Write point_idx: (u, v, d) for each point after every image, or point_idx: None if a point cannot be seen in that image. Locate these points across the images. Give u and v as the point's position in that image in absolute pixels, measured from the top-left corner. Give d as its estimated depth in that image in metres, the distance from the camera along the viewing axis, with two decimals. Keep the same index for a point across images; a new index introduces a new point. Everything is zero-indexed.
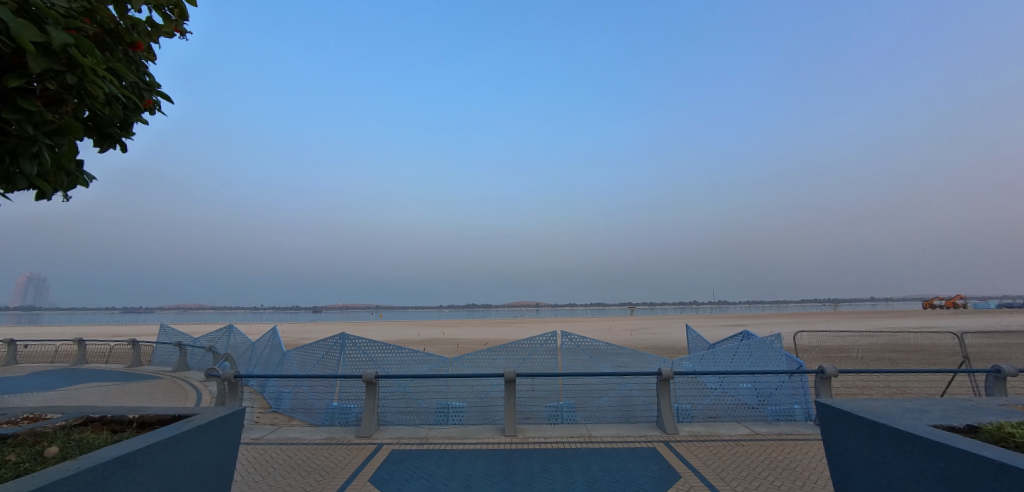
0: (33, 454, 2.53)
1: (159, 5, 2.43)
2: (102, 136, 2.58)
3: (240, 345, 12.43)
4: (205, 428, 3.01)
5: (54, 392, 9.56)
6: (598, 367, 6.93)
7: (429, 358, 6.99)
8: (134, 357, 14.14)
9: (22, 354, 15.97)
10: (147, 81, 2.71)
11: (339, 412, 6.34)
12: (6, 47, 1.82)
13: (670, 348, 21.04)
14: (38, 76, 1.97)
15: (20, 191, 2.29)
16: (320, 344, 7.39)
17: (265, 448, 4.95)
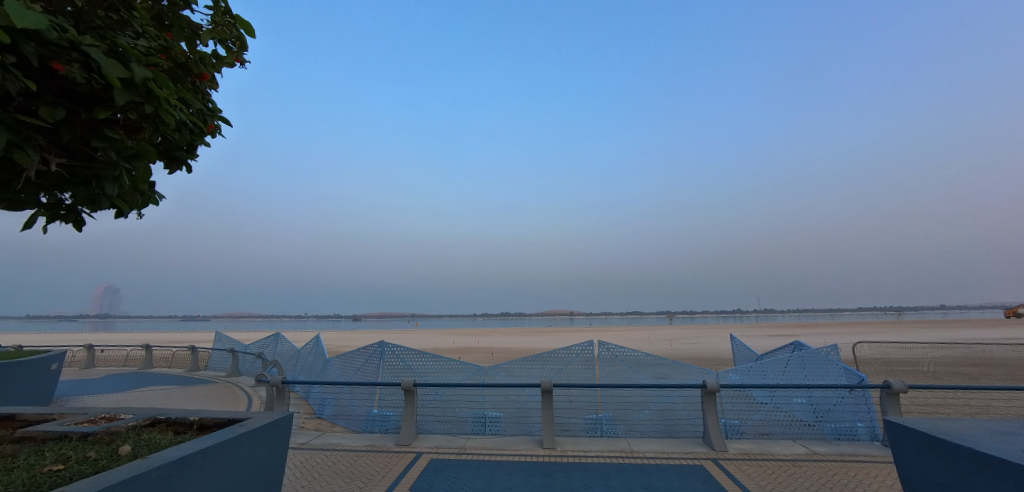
0: (110, 452, 2.75)
1: (223, 38, 2.63)
2: (171, 159, 2.82)
3: (287, 352, 13.04)
4: (257, 432, 3.16)
5: (124, 395, 10.35)
6: (637, 378, 6.73)
7: (465, 367, 7.03)
8: (192, 362, 15.11)
9: (98, 359, 17.48)
10: (213, 109, 2.94)
11: (378, 419, 6.48)
12: (97, 83, 2.04)
13: (714, 358, 20.11)
14: (121, 108, 2.19)
15: (104, 211, 2.54)
16: (361, 351, 7.65)
17: (310, 453, 5.13)
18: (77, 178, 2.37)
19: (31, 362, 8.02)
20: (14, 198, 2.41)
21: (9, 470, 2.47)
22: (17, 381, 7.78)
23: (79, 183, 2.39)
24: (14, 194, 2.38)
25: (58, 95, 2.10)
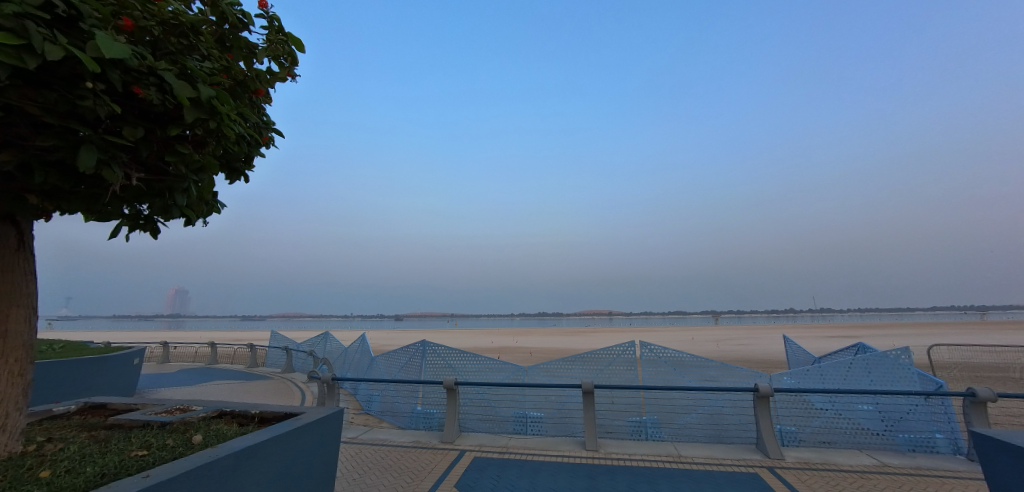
0: (185, 440, 3.01)
1: (276, 55, 2.80)
2: (231, 171, 3.05)
3: (335, 350, 13.72)
4: (312, 426, 3.33)
5: (194, 388, 11.28)
6: (683, 380, 6.48)
7: (505, 366, 7.08)
8: (252, 359, 16.22)
9: (172, 354, 19.16)
10: (267, 122, 3.14)
11: (422, 416, 6.65)
12: (170, 103, 2.24)
13: (765, 360, 19.03)
14: (189, 125, 2.38)
15: (175, 219, 2.79)
16: (404, 350, 7.90)
17: (360, 447, 5.35)
18: (152, 190, 2.60)
19: (117, 357, 8.94)
20: (102, 209, 2.69)
21: (103, 454, 2.76)
22: (106, 373, 8.70)
23: (155, 195, 2.63)
24: (102, 206, 2.65)
25: (138, 116, 2.33)
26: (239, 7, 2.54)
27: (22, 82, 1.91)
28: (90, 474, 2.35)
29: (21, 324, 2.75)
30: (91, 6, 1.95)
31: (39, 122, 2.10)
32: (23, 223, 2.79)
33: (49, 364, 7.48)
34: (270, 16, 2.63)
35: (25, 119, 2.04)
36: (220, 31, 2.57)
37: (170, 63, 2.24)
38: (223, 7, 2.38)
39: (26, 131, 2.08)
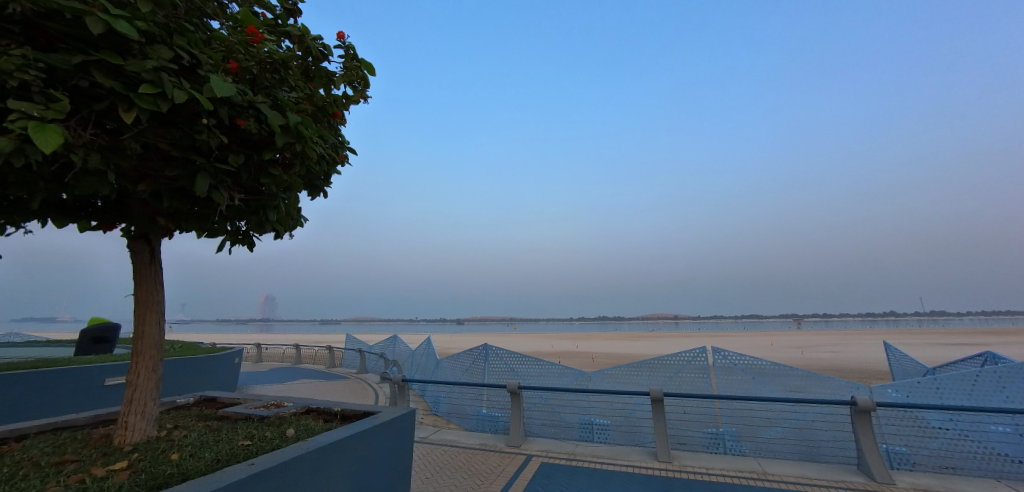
0: (281, 433, 3.34)
1: (351, 80, 3.04)
2: (312, 188, 3.37)
3: (404, 353, 14.46)
4: (388, 424, 3.54)
5: (283, 386, 12.47)
6: (765, 391, 5.96)
7: (567, 371, 7.02)
8: (331, 360, 17.61)
9: (264, 355, 21.35)
10: (342, 142, 3.42)
11: (488, 419, 6.77)
12: (265, 131, 2.54)
13: (862, 370, 16.95)
14: (279, 150, 2.68)
15: (267, 233, 3.14)
16: (468, 354, 8.17)
17: (431, 447, 5.57)
18: (250, 209, 2.94)
19: (222, 356, 10.16)
20: (211, 227, 3.09)
21: (216, 441, 3.15)
22: (215, 371, 9.94)
23: (252, 212, 2.98)
24: (211, 224, 3.05)
25: (240, 144, 2.66)
26: (320, 40, 2.80)
27: (155, 123, 2.27)
28: (208, 459, 2.68)
29: (154, 327, 3.24)
30: (206, 54, 2.26)
31: (167, 155, 2.48)
32: (153, 241, 3.29)
33: (171, 362, 8.67)
34: (346, 46, 2.87)
35: (157, 154, 2.42)
36: (305, 64, 2.86)
37: (266, 97, 2.53)
38: (308, 43, 2.65)
39: (158, 164, 2.46)
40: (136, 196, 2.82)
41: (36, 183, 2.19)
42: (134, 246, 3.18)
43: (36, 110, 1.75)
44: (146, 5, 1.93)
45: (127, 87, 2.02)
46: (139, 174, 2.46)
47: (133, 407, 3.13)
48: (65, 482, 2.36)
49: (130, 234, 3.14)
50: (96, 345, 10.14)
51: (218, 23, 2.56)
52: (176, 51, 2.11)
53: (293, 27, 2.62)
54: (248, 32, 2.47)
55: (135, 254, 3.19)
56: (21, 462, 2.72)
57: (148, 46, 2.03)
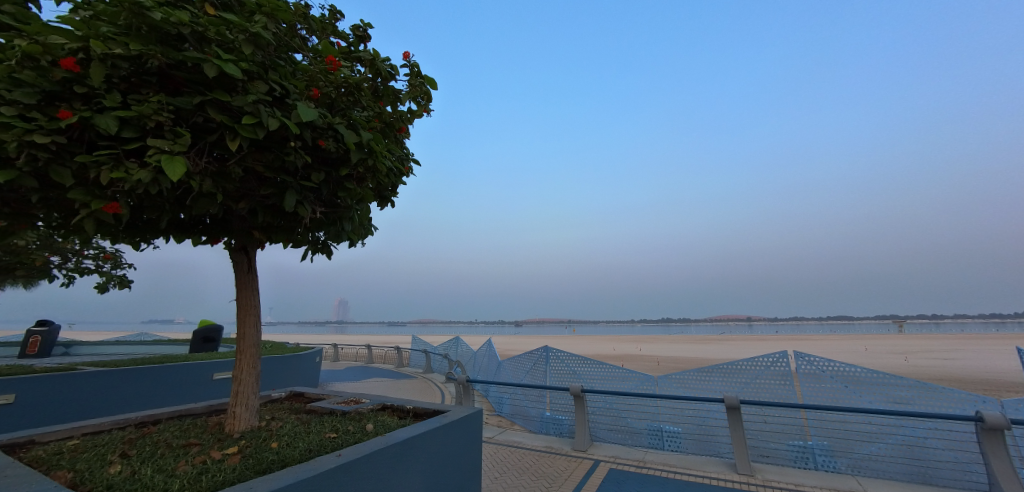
0: (363, 427, 3.61)
1: (415, 95, 3.22)
2: (381, 199, 3.61)
3: (466, 354, 14.91)
4: (458, 424, 3.67)
5: (358, 384, 13.39)
6: (862, 402, 5.26)
7: (632, 375, 6.80)
8: (399, 360, 18.62)
9: (340, 355, 23.08)
10: (408, 154, 3.63)
11: (552, 422, 6.74)
12: (340, 148, 2.76)
13: (986, 381, 14.54)
14: (354, 166, 2.91)
15: (342, 242, 3.41)
16: (529, 356, 8.23)
17: (497, 447, 5.69)
18: (329, 220, 3.22)
19: (305, 356, 11.18)
20: (296, 238, 3.41)
21: (307, 433, 3.48)
22: (300, 368, 10.95)
23: (330, 224, 3.26)
24: (296, 235, 3.38)
25: (321, 162, 2.92)
26: (388, 61, 3.01)
27: (253, 149, 2.57)
28: (303, 448, 2.97)
29: (253, 329, 3.66)
30: (293, 84, 2.53)
31: (262, 176, 2.80)
32: (250, 252, 3.72)
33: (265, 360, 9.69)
34: (411, 64, 3.05)
35: (254, 176, 2.74)
36: (375, 85, 3.08)
37: (342, 118, 2.77)
38: (378, 65, 2.86)
39: (255, 184, 2.79)
40: (237, 214, 3.20)
41: (163, 206, 2.57)
42: (235, 257, 3.62)
43: (167, 145, 2.08)
44: (248, 47, 2.21)
45: (233, 119, 2.32)
46: (240, 194, 2.79)
47: (239, 400, 3.57)
48: (192, 462, 2.74)
49: (232, 247, 3.58)
50: (201, 345, 11.61)
51: (302, 55, 2.86)
52: (270, 85, 2.38)
53: (365, 52, 2.84)
54: (327, 60, 2.72)
55: (236, 265, 3.63)
56: (157, 443, 3.20)
57: (248, 82, 2.32)
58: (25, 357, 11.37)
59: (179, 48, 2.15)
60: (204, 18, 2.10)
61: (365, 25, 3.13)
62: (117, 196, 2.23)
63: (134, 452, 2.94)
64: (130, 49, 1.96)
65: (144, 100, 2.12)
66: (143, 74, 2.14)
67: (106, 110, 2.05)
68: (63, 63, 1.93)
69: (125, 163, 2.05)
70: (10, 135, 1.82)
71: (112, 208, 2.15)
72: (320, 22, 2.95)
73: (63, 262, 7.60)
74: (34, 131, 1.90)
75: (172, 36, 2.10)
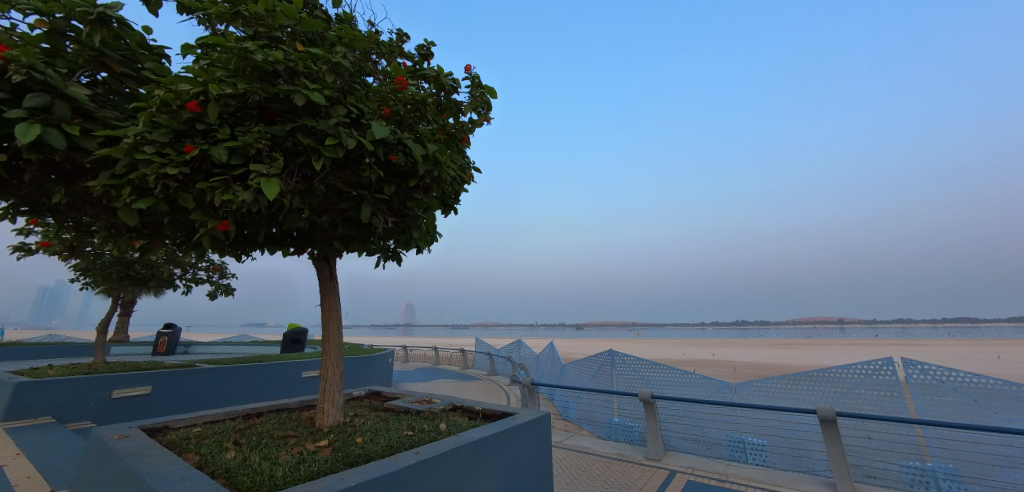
0: (436, 426, 3.77)
1: (476, 106, 3.32)
2: (445, 207, 3.77)
3: (529, 356, 14.96)
4: (528, 426, 3.69)
5: (427, 384, 13.99)
6: (997, 421, 4.46)
7: (706, 382, 6.39)
8: (464, 362, 19.18)
9: (410, 356, 24.29)
10: (470, 163, 3.75)
11: (621, 428, 6.52)
12: (409, 162, 2.93)
13: None
14: (421, 177, 3.07)
15: (411, 249, 3.60)
16: (594, 359, 8.07)
17: (566, 453, 5.63)
18: (399, 229, 3.42)
19: (380, 357, 11.92)
20: (370, 246, 3.66)
21: (387, 430, 3.72)
22: (376, 369, 11.70)
23: (400, 232, 3.46)
24: (370, 244, 3.64)
25: (392, 175, 3.11)
26: (451, 76, 3.14)
27: (334, 167, 2.81)
28: (385, 444, 3.18)
29: (336, 332, 3.98)
30: (367, 105, 2.74)
31: (341, 192, 3.05)
32: (331, 261, 4.06)
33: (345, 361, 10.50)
34: (472, 76, 3.16)
35: (335, 192, 2.99)
36: (439, 99, 3.23)
37: (410, 133, 2.94)
38: (442, 80, 3.00)
39: (335, 199, 3.04)
40: (320, 226, 3.52)
41: (261, 222, 2.89)
42: (318, 266, 3.97)
43: (265, 169, 2.34)
44: (329, 75, 2.44)
45: (318, 142, 2.56)
46: (323, 208, 3.06)
47: (326, 396, 3.90)
48: (291, 452, 3.04)
49: (315, 256, 3.93)
50: (291, 345, 12.88)
51: (374, 78, 3.08)
52: (347, 109, 2.60)
53: (430, 69, 3.00)
54: (395, 80, 2.91)
55: (320, 272, 3.99)
56: (262, 433, 3.61)
57: (330, 107, 2.55)
58: (157, 354, 13.40)
59: (274, 83, 2.43)
60: (295, 54, 2.36)
61: (428, 44, 3.29)
62: (226, 215, 2.56)
63: (245, 440, 3.34)
64: (237, 88, 2.25)
65: (248, 131, 2.42)
66: (246, 109, 2.45)
67: (219, 142, 2.37)
68: (188, 105, 2.26)
69: (233, 187, 2.35)
70: (150, 169, 2.17)
71: (223, 225, 2.47)
72: (388, 46, 3.16)
73: (183, 273, 8.84)
74: (166, 164, 2.25)
75: (268, 73, 2.38)
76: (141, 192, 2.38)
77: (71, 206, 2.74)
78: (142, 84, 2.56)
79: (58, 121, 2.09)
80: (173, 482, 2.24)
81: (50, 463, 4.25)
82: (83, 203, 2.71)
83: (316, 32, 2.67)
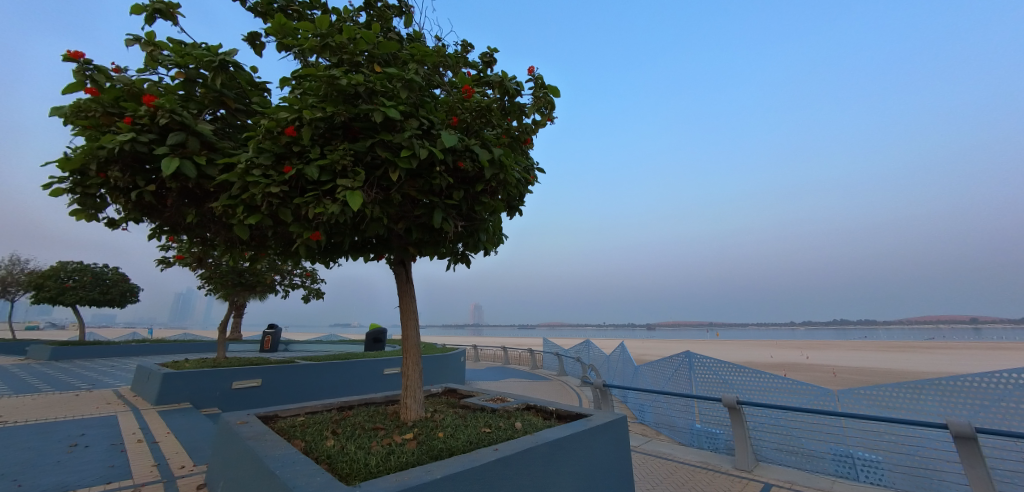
0: (511, 425, 3.83)
1: (538, 107, 3.33)
2: (510, 209, 3.83)
3: (599, 357, 14.62)
4: (604, 428, 3.60)
5: (498, 383, 14.28)
6: None
7: (802, 388, 5.77)
8: (533, 362, 19.28)
9: (480, 355, 24.98)
10: (534, 164, 3.77)
11: (704, 435, 6.12)
12: (475, 167, 3.03)
13: None
14: (487, 181, 3.16)
15: (479, 251, 3.72)
16: (669, 361, 7.68)
17: (645, 458, 5.42)
18: (467, 232, 3.53)
19: (453, 356, 12.43)
20: (442, 250, 3.82)
21: (466, 426, 3.86)
22: (449, 367, 12.21)
23: (469, 236, 3.56)
24: (441, 249, 3.80)
25: (461, 181, 3.22)
26: (514, 79, 3.18)
27: (409, 177, 2.99)
28: (464, 440, 3.30)
29: (414, 332, 4.23)
30: (437, 117, 2.88)
31: (414, 200, 3.24)
32: (406, 265, 4.32)
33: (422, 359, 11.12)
34: (536, 78, 3.18)
35: (409, 201, 3.18)
36: (503, 104, 3.30)
37: (477, 139, 3.04)
38: (506, 84, 3.05)
39: (410, 207, 3.23)
40: (396, 233, 3.77)
41: (346, 231, 3.17)
42: (396, 270, 4.25)
43: (350, 183, 2.56)
44: (403, 91, 2.61)
45: (394, 154, 2.74)
46: (398, 216, 3.27)
47: (408, 392, 4.15)
48: (381, 443, 3.29)
49: (393, 261, 4.21)
50: (374, 345, 13.94)
51: (442, 89, 3.23)
52: (419, 121, 2.75)
53: (494, 75, 3.07)
54: (462, 90, 3.03)
55: (397, 276, 4.26)
56: (355, 425, 3.94)
57: (404, 121, 2.72)
58: (265, 351, 15.26)
59: (355, 104, 2.65)
60: (373, 75, 2.56)
61: (491, 51, 3.38)
62: (318, 226, 2.84)
63: (341, 431, 3.68)
64: (326, 112, 2.49)
65: (335, 149, 2.67)
66: (333, 130, 2.71)
67: (312, 161, 2.64)
68: (286, 131, 2.56)
69: (323, 201, 2.61)
70: (258, 189, 2.49)
71: (316, 235, 2.75)
72: (454, 58, 3.30)
73: (282, 279, 9.96)
74: (270, 184, 2.56)
75: (350, 95, 2.60)
76: (251, 210, 2.73)
77: (199, 224, 3.21)
78: (250, 116, 2.94)
79: (190, 153, 2.47)
80: (287, 465, 2.54)
81: (191, 442, 5.03)
82: (208, 222, 3.18)
83: (391, 53, 2.87)
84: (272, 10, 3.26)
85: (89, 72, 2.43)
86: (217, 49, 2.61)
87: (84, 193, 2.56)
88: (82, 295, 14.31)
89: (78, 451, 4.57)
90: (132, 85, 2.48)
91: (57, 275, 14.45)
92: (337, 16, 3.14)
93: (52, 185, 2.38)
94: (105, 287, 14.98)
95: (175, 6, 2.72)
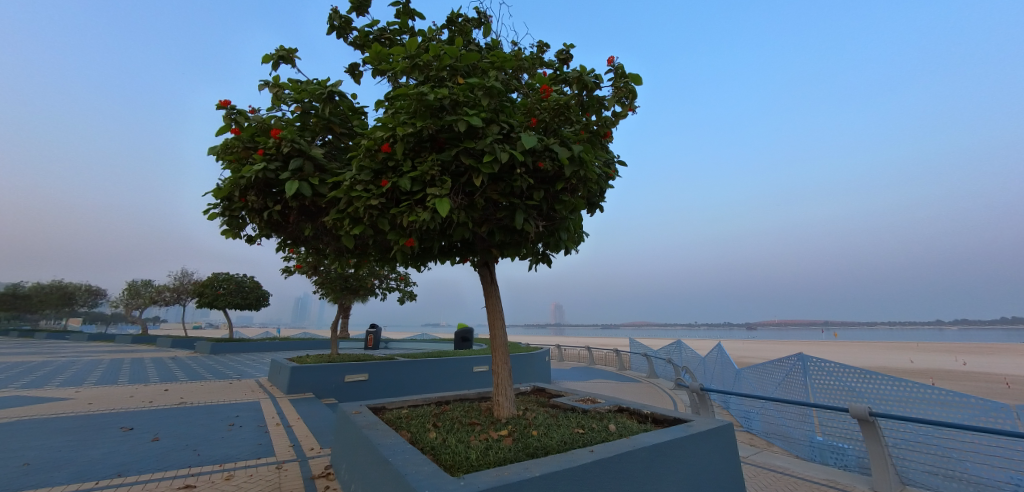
0: (605, 426, 3.74)
1: (618, 97, 3.20)
2: (591, 206, 3.75)
3: (694, 359, 13.62)
4: (709, 436, 3.32)
5: (585, 384, 14.06)
6: None
7: (961, 400, 4.74)
8: (620, 362, 18.63)
9: (565, 355, 24.82)
10: (615, 158, 3.65)
11: (828, 449, 5.36)
12: (555, 165, 3.01)
13: None
14: (567, 179, 3.12)
15: (561, 250, 3.71)
16: (778, 364, 6.91)
17: (757, 471, 4.91)
18: (548, 232, 3.53)
19: (538, 355, 12.55)
20: (525, 251, 3.88)
21: (558, 425, 3.87)
22: (535, 366, 12.34)
23: (550, 235, 3.55)
24: (523, 249, 3.85)
25: (541, 181, 3.23)
26: (593, 73, 3.10)
27: (491, 181, 3.08)
28: (558, 439, 3.31)
29: (500, 331, 4.34)
30: (516, 120, 2.93)
31: (496, 202, 3.33)
32: (490, 266, 4.47)
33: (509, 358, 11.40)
34: (615, 68, 3.07)
35: (491, 205, 3.28)
36: (582, 99, 3.23)
37: (556, 138, 3.02)
38: (584, 78, 2.99)
39: (492, 210, 3.33)
40: (480, 236, 3.91)
41: (435, 236, 3.37)
42: (480, 271, 4.42)
43: (439, 191, 2.70)
44: (484, 99, 2.70)
45: (477, 160, 2.85)
46: (482, 220, 3.37)
47: (500, 390, 4.28)
48: (479, 438, 3.44)
49: (477, 263, 4.38)
50: (463, 343, 14.65)
51: (521, 93, 3.27)
52: (499, 126, 2.83)
53: (572, 71, 3.02)
54: (540, 90, 3.05)
55: (482, 277, 4.43)
56: (453, 419, 4.19)
57: (485, 128, 2.82)
58: (369, 348, 16.91)
59: (441, 116, 2.80)
60: (456, 87, 2.69)
61: (567, 47, 3.35)
62: (412, 233, 3.05)
63: (442, 424, 3.93)
64: (416, 126, 2.68)
65: (424, 161, 2.86)
66: (422, 143, 2.91)
67: (404, 174, 2.86)
68: (382, 148, 2.81)
69: (415, 209, 2.80)
70: (361, 203, 2.77)
71: (410, 242, 2.96)
72: (530, 60, 3.33)
73: (381, 282, 10.95)
74: (371, 197, 2.82)
75: (436, 108, 2.76)
76: (355, 222, 3.03)
77: (314, 236, 3.66)
78: (353, 137, 3.27)
79: (307, 176, 2.84)
80: (398, 453, 2.77)
81: (317, 428, 5.77)
82: (321, 234, 3.61)
83: (471, 64, 2.99)
84: (368, 42, 3.61)
85: (233, 116, 2.94)
86: (326, 82, 2.96)
87: (232, 216, 3.08)
88: (229, 300, 17.26)
89: (235, 430, 5.51)
90: (263, 122, 2.92)
91: (212, 283, 17.52)
92: (424, 37, 3.37)
93: (211, 211, 2.92)
94: (246, 293, 17.91)
95: (294, 51, 3.15)
